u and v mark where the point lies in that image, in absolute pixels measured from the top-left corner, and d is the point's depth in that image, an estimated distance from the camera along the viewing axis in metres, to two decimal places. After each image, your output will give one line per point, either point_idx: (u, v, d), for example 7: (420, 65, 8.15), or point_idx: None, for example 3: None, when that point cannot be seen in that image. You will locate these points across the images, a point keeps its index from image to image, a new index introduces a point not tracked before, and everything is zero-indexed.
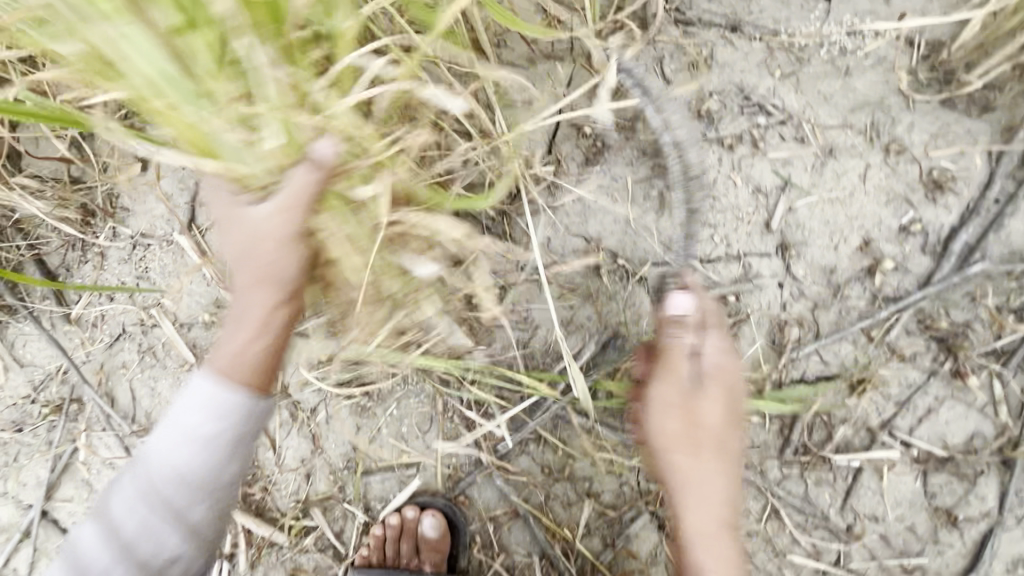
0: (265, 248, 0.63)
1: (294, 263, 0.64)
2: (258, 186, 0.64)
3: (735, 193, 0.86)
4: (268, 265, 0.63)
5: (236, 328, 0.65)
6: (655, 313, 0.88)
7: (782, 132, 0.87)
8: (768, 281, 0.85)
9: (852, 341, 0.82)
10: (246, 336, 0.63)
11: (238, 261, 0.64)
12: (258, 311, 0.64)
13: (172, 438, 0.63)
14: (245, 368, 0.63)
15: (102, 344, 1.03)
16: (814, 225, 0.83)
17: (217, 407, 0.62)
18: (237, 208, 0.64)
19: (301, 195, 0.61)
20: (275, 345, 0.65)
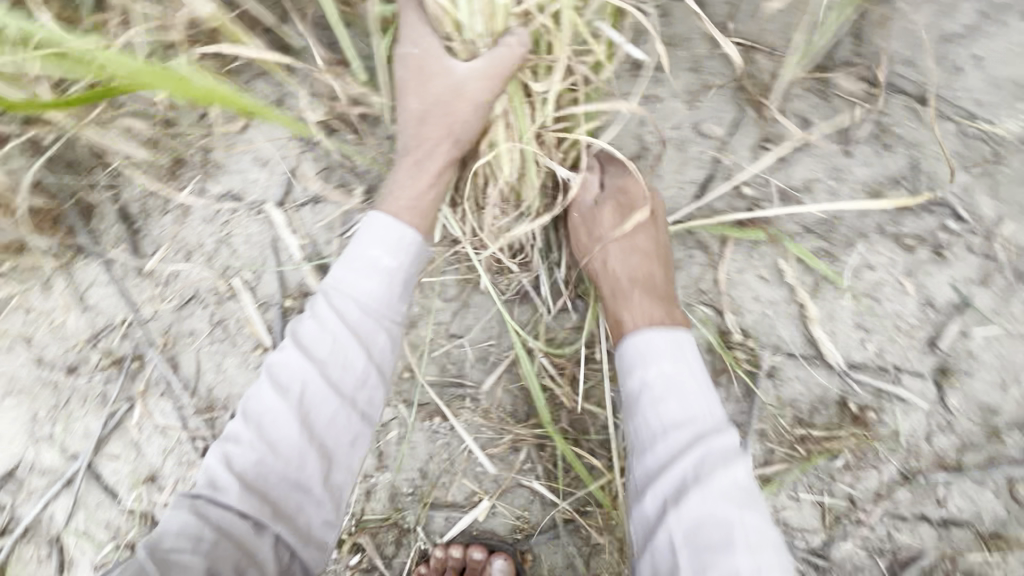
0: (425, 138, 0.77)
1: (476, 123, 0.75)
2: (461, 39, 0.72)
3: (901, 300, 0.77)
4: (452, 122, 0.75)
5: (413, 165, 0.78)
6: (778, 410, 0.80)
7: (970, 242, 0.77)
8: (917, 404, 0.76)
9: (996, 492, 0.74)
10: (421, 168, 0.78)
11: (422, 123, 0.77)
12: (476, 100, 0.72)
13: (357, 270, 0.74)
14: (419, 215, 0.78)
15: (175, 305, 0.98)
16: (985, 357, 0.75)
17: (382, 263, 0.75)
18: (438, 60, 0.73)
19: (505, 62, 0.69)
20: (431, 171, 0.78)
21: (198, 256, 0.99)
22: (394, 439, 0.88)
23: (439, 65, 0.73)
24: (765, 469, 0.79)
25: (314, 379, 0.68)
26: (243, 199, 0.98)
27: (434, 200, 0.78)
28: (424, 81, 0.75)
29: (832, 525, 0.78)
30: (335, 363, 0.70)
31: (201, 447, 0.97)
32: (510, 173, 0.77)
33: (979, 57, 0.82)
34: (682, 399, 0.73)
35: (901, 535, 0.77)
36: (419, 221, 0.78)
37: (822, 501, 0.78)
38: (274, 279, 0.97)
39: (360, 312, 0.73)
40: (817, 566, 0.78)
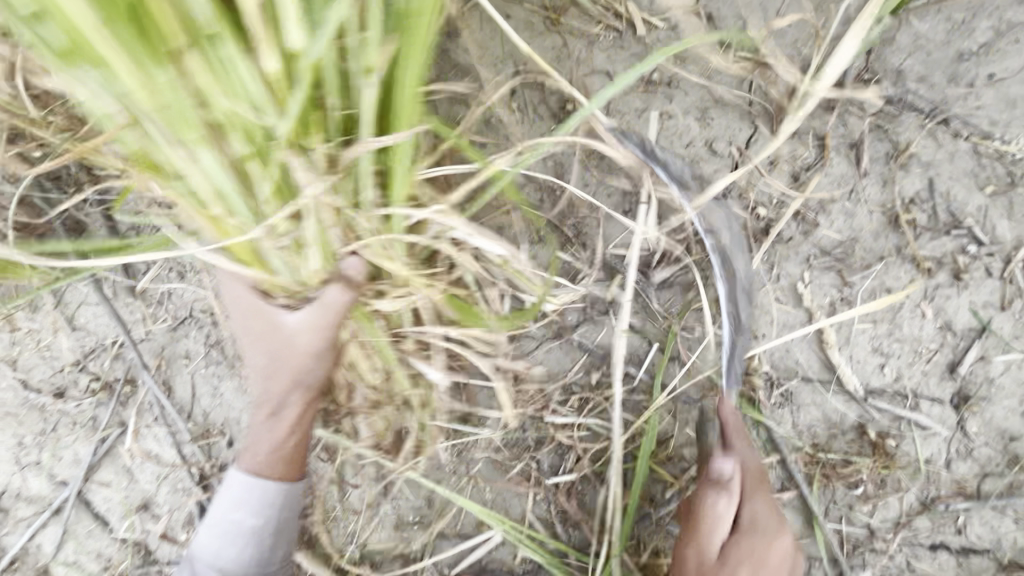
0: (270, 392, 0.75)
1: (321, 367, 0.73)
2: (283, 293, 0.70)
3: (920, 324, 0.75)
4: (297, 372, 0.73)
5: (269, 425, 0.76)
6: (794, 435, 0.78)
7: (987, 265, 0.76)
8: (936, 430, 0.75)
9: (1016, 520, 0.73)
10: (281, 435, 0.76)
11: (268, 379, 0.74)
12: (307, 359, 0.72)
13: (220, 538, 0.76)
14: (280, 464, 0.76)
15: (168, 326, 0.94)
16: (1004, 382, 0.73)
17: (247, 504, 0.76)
18: (269, 317, 0.71)
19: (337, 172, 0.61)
20: (303, 439, 0.78)
21: (192, 274, 0.95)
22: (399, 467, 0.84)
23: (271, 320, 0.71)
24: (781, 498, 0.77)
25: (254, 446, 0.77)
26: None
27: (296, 449, 0.77)
28: (258, 320, 0.71)
29: (850, 553, 0.76)
30: (236, 508, 0.76)
31: (196, 474, 0.93)
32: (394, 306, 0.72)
33: (994, 75, 0.81)
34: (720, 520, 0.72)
35: (919, 562, 0.75)
36: (276, 471, 0.77)
37: (841, 530, 0.77)
38: None
39: (249, 484, 0.76)
40: None
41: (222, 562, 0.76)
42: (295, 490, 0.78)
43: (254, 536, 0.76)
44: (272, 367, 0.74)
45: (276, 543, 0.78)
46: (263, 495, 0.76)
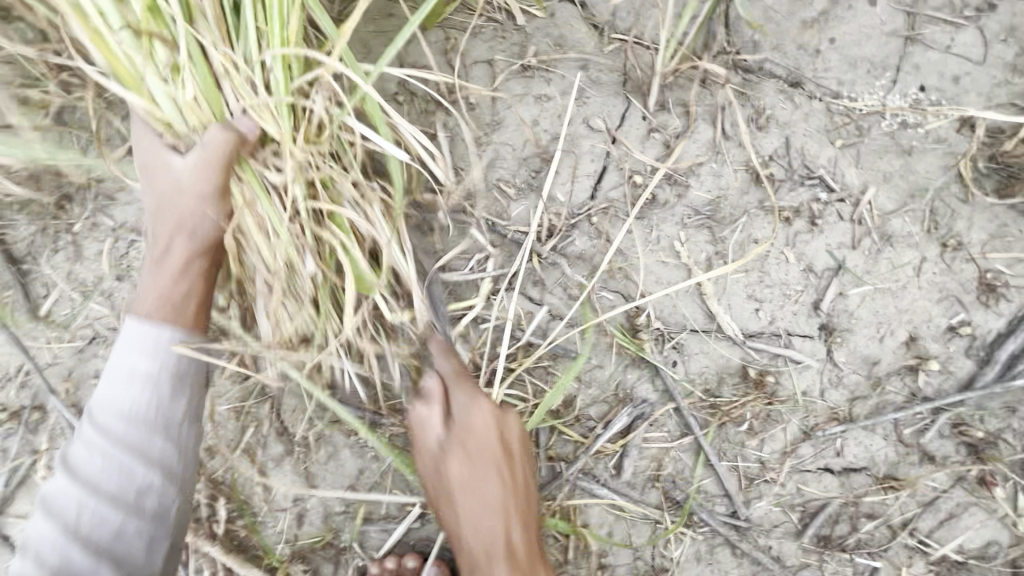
0: (157, 243, 0.70)
1: (213, 221, 0.70)
2: (176, 134, 0.70)
3: (785, 269, 0.82)
4: (183, 215, 0.70)
5: (155, 272, 0.71)
6: (687, 382, 0.83)
7: (839, 210, 0.83)
8: (808, 363, 0.82)
9: (885, 436, 0.80)
10: (165, 279, 0.69)
11: (155, 214, 0.70)
12: (195, 190, 0.68)
13: (97, 445, 0.64)
14: (175, 308, 0.69)
15: (77, 347, 0.93)
16: (862, 314, 0.81)
17: (146, 349, 0.67)
18: (161, 154, 0.71)
19: (218, 148, 0.68)
20: (200, 276, 0.71)
21: (97, 294, 0.95)
22: (321, 458, 0.87)
23: (160, 159, 0.71)
24: (681, 443, 0.83)
25: (89, 502, 0.63)
26: (137, 228, 0.94)
27: (186, 289, 0.69)
28: (145, 171, 0.72)
29: (747, 486, 0.82)
30: (130, 352, 0.67)
31: None
32: (284, 262, 0.72)
33: (835, 39, 0.89)
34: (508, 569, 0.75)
35: (808, 486, 0.81)
36: (179, 317, 0.69)
37: (735, 466, 0.83)
38: None
39: (141, 328, 0.67)
40: (737, 527, 0.82)
41: (50, 544, 0.62)
42: (169, 490, 0.68)
43: (127, 467, 0.64)
44: (160, 199, 0.70)
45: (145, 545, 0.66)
46: (151, 407, 0.66)
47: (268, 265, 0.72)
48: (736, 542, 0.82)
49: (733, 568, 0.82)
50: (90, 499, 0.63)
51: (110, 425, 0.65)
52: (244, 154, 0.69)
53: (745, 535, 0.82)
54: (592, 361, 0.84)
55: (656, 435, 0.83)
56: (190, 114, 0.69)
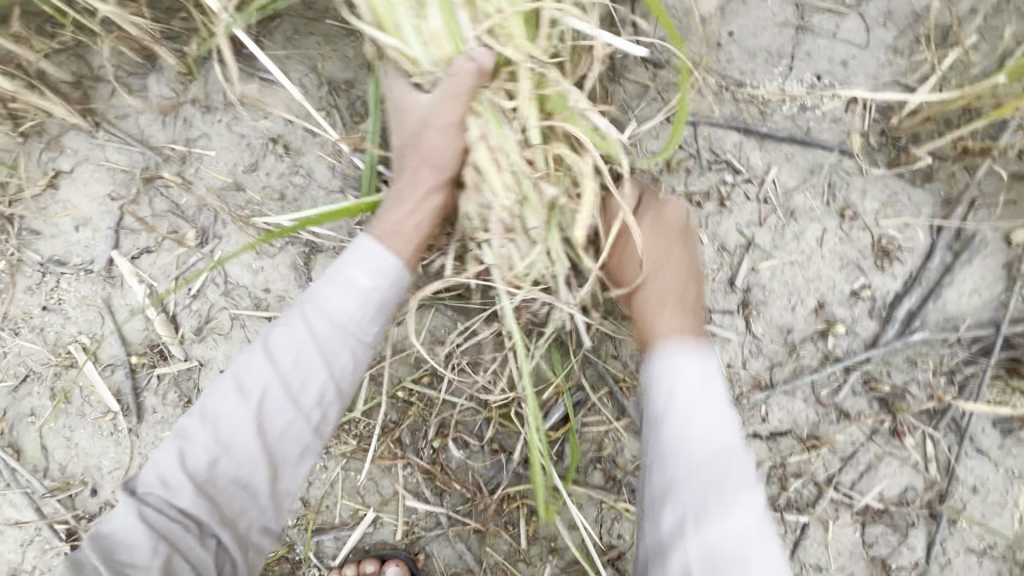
0: (410, 209, 0.72)
1: (452, 151, 0.71)
2: (421, 74, 0.70)
3: (701, 250, 0.87)
4: (427, 147, 0.71)
5: (393, 198, 0.73)
6: (619, 365, 0.87)
7: (746, 190, 0.89)
8: (729, 337, 0.86)
9: (804, 399, 0.86)
10: (401, 209, 0.72)
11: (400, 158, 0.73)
12: (440, 123, 0.69)
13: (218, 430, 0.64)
14: (405, 237, 0.71)
15: (11, 386, 0.92)
16: (773, 286, 0.86)
17: (310, 335, 0.67)
18: (407, 94, 0.71)
19: (460, 81, 0.67)
20: (427, 210, 0.72)
21: (27, 330, 0.93)
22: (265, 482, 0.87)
23: (407, 101, 0.71)
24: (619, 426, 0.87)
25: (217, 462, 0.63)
26: (69, 260, 0.94)
27: (419, 219, 0.72)
28: (431, 135, 0.70)
29: None
30: (335, 296, 0.68)
31: (61, 533, 0.90)
32: (505, 193, 0.71)
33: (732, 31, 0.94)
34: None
35: None
36: (404, 244, 0.71)
37: None
38: (115, 338, 0.92)
39: (370, 245, 0.70)
40: None
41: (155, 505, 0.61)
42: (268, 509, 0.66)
43: (246, 480, 0.64)
44: (427, 142, 0.70)
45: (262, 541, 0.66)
46: (302, 409, 0.66)
47: (500, 202, 0.71)
48: None
49: None
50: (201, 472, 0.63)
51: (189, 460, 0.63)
52: (485, 91, 0.69)
53: None
54: None
55: (594, 420, 0.87)
56: (434, 50, 0.68)
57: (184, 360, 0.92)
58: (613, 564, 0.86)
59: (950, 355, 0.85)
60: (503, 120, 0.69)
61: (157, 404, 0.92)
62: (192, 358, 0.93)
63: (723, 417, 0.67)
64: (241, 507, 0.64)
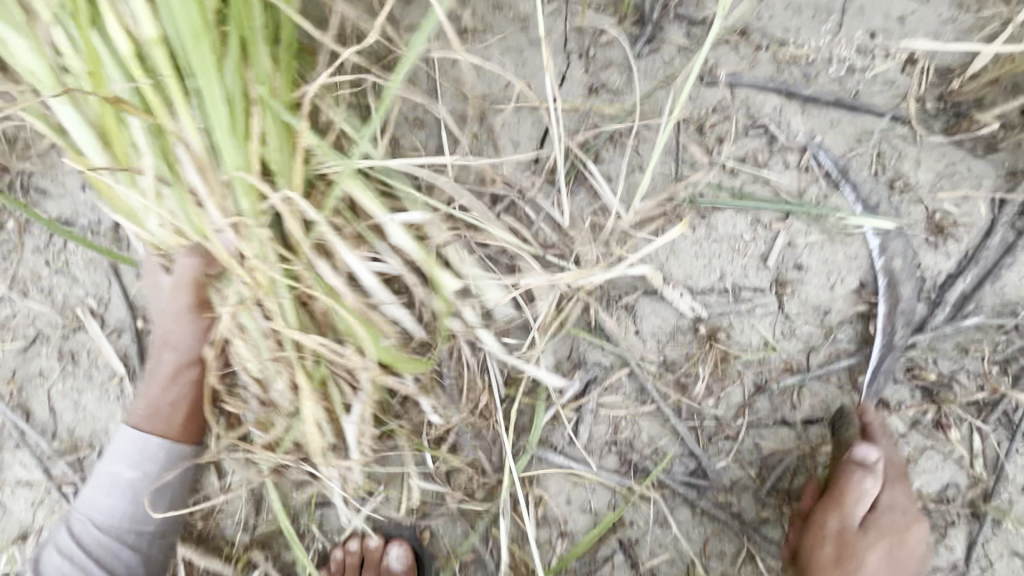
0: (165, 388, 0.76)
1: (193, 332, 0.74)
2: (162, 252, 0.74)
3: (733, 222, 0.81)
4: (168, 313, 0.73)
5: (148, 381, 0.77)
6: (639, 342, 0.82)
7: (785, 159, 0.81)
8: (761, 317, 0.80)
9: (840, 385, 0.79)
10: (155, 389, 0.76)
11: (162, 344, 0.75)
12: (177, 313, 0.73)
13: (101, 488, 0.76)
14: (164, 416, 0.76)
15: (20, 346, 0.91)
16: (811, 263, 0.79)
17: (128, 458, 0.76)
18: (157, 279, 0.76)
19: (185, 270, 0.69)
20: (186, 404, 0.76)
21: (36, 291, 0.92)
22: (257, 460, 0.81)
23: (154, 281, 0.76)
24: (638, 408, 0.82)
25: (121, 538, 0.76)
26: (76, 222, 0.92)
27: (174, 400, 0.76)
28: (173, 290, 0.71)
29: (705, 444, 0.81)
30: (116, 462, 0.76)
31: (71, 494, 0.90)
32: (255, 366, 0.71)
33: None
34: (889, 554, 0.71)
35: (764, 438, 0.81)
36: (164, 426, 0.76)
37: (693, 425, 0.82)
38: (122, 301, 0.91)
39: (134, 438, 0.76)
40: (698, 486, 0.81)
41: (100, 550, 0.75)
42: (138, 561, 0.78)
43: (116, 542, 0.75)
44: (164, 333, 0.75)
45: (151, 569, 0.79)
46: (134, 479, 0.75)
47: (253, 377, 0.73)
48: (696, 501, 0.81)
49: (694, 528, 0.81)
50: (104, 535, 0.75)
51: (86, 534, 0.75)
52: (208, 275, 0.70)
53: (706, 495, 0.81)
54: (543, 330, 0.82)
55: (612, 399, 0.82)
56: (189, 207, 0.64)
57: None
58: (625, 551, 0.81)
59: (1005, 343, 0.77)
60: (241, 238, 0.64)
61: None
62: None
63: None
64: (157, 538, 0.79)
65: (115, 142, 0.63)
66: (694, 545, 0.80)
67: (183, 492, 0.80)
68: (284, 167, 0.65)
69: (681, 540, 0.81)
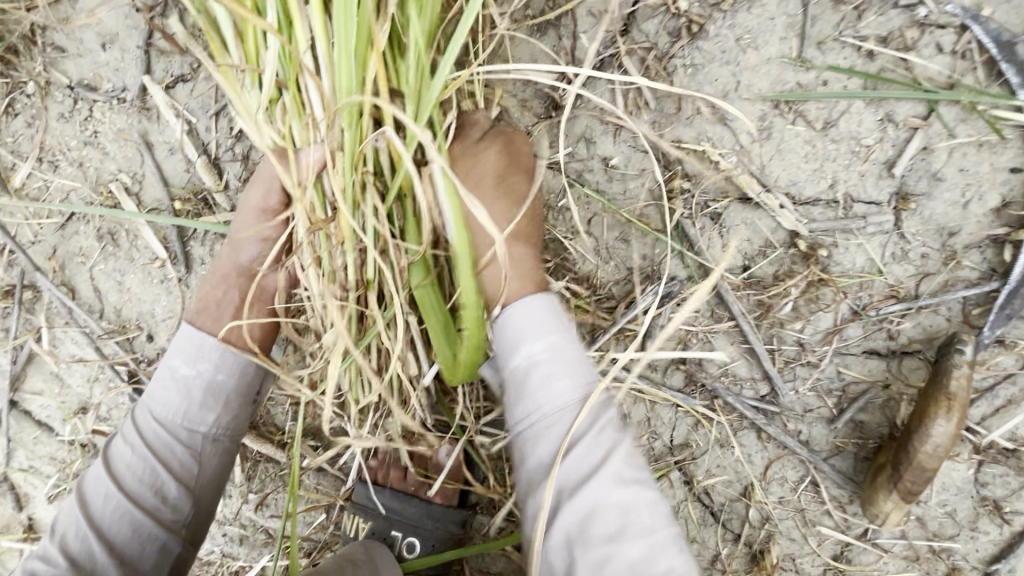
0: (214, 286, 0.70)
1: (262, 242, 0.69)
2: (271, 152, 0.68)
3: (857, 118, 0.67)
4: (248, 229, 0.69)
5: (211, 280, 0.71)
6: (723, 255, 0.73)
7: (939, 40, 0.65)
8: (872, 234, 0.69)
9: (948, 317, 0.70)
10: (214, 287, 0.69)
11: (235, 242, 0.70)
12: (259, 212, 0.68)
13: (162, 380, 0.67)
14: (213, 317, 0.69)
15: (59, 223, 0.87)
16: (946, 174, 0.67)
17: (194, 353, 0.67)
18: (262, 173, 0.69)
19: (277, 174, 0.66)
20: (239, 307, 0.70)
21: (67, 164, 0.86)
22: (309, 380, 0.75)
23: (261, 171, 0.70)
24: (714, 326, 0.75)
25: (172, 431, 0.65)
26: (99, 88, 0.83)
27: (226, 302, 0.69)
28: (255, 193, 0.68)
29: (782, 368, 0.75)
30: (178, 356, 0.67)
31: (124, 376, 0.90)
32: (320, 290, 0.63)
33: None
34: (547, 384, 0.59)
35: (849, 367, 0.74)
36: (213, 325, 0.69)
37: (773, 348, 0.74)
38: (155, 180, 0.84)
39: (191, 334, 0.68)
40: (766, 412, 0.76)
41: (146, 448, 0.64)
42: (199, 461, 0.66)
43: (170, 434, 0.65)
44: (243, 229, 0.69)
45: (210, 470, 0.67)
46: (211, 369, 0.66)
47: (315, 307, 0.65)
48: (762, 426, 0.76)
49: (756, 452, 0.77)
50: (164, 425, 0.65)
51: (147, 429, 0.65)
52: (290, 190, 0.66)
53: (774, 421, 0.76)
54: (613, 237, 0.75)
55: (683, 316, 0.75)
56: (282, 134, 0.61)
57: (230, 211, 0.84)
58: (680, 468, 0.78)
59: None
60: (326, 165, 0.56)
61: (205, 255, 0.85)
62: (238, 208, 0.84)
63: (577, 354, 0.61)
64: (213, 441, 0.67)
65: (246, 42, 0.58)
66: (754, 468, 0.77)
67: (241, 400, 0.68)
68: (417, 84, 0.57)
69: (741, 463, 0.77)
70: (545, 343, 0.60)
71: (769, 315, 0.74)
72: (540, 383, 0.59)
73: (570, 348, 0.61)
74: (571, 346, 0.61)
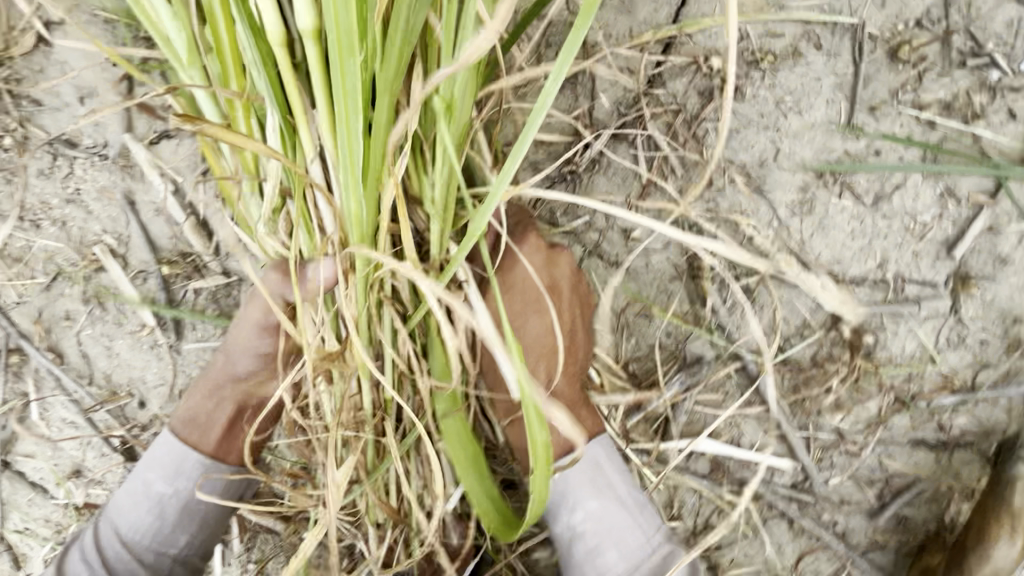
0: (203, 397, 0.68)
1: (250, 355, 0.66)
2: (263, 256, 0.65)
3: (913, 192, 0.60)
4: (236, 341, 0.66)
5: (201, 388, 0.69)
6: (756, 336, 0.66)
7: (1009, 106, 0.57)
8: (925, 318, 0.62)
9: (1008, 410, 0.63)
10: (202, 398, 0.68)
11: (225, 351, 0.67)
12: (247, 328, 0.65)
13: (132, 498, 0.67)
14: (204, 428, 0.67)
15: (44, 285, 0.82)
16: (1012, 255, 0.59)
17: (167, 473, 0.67)
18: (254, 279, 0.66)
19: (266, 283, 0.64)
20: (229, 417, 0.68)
21: (48, 223, 0.80)
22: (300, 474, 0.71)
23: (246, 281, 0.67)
24: (745, 411, 0.68)
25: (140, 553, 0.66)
26: (80, 144, 0.78)
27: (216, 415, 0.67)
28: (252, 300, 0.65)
29: (819, 457, 0.68)
30: (151, 470, 0.68)
31: (117, 442, 0.86)
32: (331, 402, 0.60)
33: None
34: (599, 553, 0.59)
35: (894, 458, 0.67)
36: (202, 438, 0.68)
37: (809, 435, 0.68)
38: (141, 241, 0.79)
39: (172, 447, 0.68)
40: (800, 502, 0.69)
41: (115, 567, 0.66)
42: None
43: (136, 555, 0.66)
44: (232, 341, 0.66)
45: None
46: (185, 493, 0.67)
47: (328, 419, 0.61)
48: (796, 518, 0.69)
49: (789, 544, 0.70)
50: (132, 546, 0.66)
51: (113, 546, 0.67)
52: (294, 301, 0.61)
53: (810, 512, 0.69)
54: (635, 313, 0.68)
55: (711, 400, 0.68)
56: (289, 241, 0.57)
57: (222, 275, 0.79)
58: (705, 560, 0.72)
59: None
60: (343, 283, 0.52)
61: (196, 321, 0.80)
62: (231, 272, 0.79)
63: (625, 513, 0.60)
64: (180, 562, 0.69)
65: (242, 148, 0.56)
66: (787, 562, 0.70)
67: (214, 521, 0.69)
68: (441, 202, 0.53)
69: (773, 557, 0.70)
70: (587, 513, 0.59)
71: (805, 401, 0.67)
72: (592, 554, 0.59)
73: (619, 511, 0.60)
74: (611, 510, 0.59)
